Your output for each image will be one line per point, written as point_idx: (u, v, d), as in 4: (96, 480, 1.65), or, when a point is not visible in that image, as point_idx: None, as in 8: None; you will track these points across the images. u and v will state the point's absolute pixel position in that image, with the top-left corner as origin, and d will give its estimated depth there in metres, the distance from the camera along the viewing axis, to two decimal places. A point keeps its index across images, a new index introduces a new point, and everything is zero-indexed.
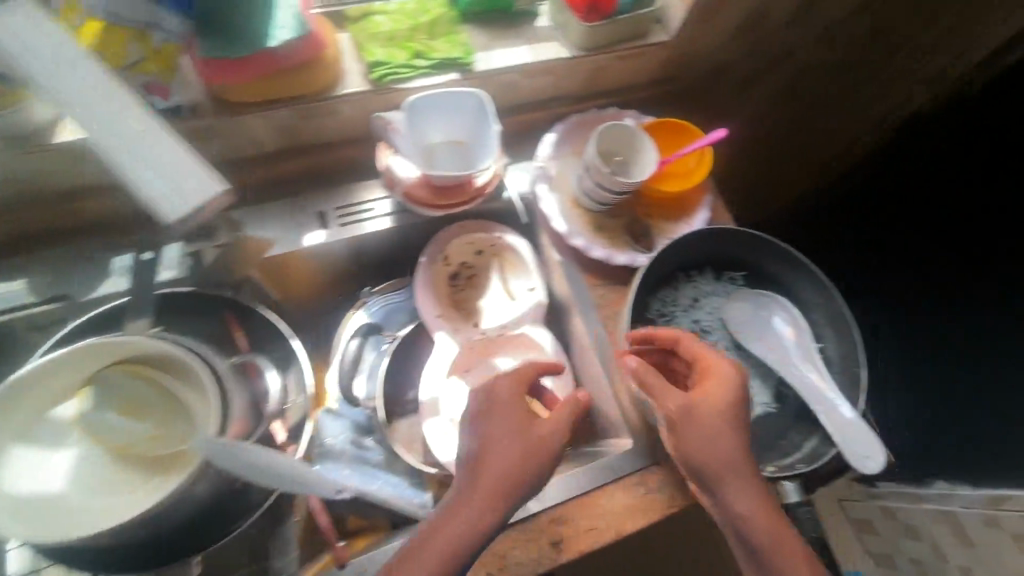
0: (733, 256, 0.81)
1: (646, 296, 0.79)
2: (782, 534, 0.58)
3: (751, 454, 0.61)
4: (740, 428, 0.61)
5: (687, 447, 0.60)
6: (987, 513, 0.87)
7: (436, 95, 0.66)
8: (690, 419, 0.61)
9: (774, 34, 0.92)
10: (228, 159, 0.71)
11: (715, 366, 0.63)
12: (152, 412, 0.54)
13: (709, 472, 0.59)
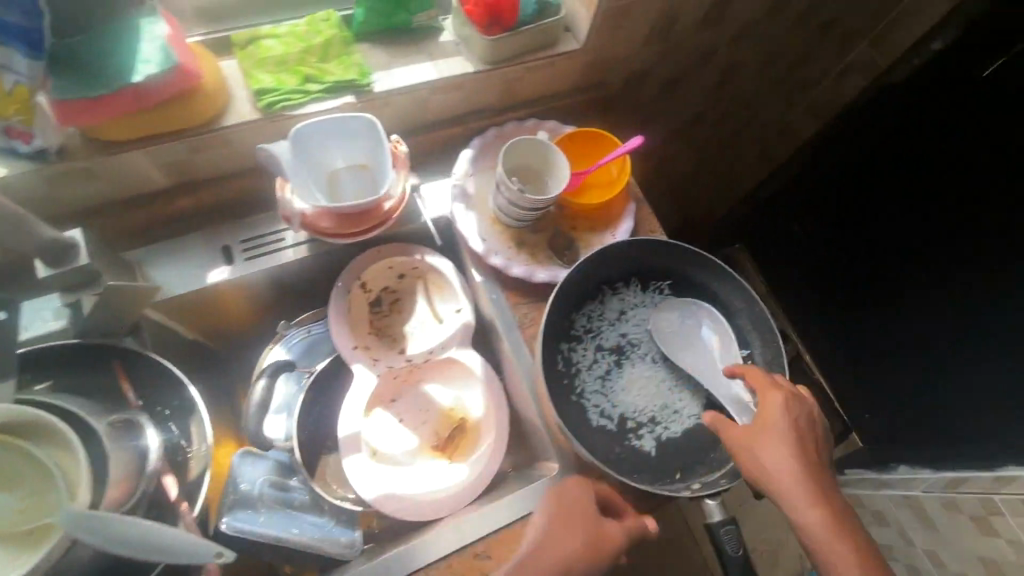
0: (657, 265, 0.79)
1: (571, 312, 0.76)
2: (840, 541, 0.62)
3: (811, 468, 0.65)
4: (807, 454, 0.65)
5: (749, 466, 0.65)
6: (946, 496, 0.90)
7: (324, 121, 0.64)
8: (763, 455, 0.65)
9: (690, 37, 0.91)
10: (117, 199, 0.67)
11: (768, 398, 0.67)
12: (22, 481, 0.49)
13: (791, 502, 0.63)
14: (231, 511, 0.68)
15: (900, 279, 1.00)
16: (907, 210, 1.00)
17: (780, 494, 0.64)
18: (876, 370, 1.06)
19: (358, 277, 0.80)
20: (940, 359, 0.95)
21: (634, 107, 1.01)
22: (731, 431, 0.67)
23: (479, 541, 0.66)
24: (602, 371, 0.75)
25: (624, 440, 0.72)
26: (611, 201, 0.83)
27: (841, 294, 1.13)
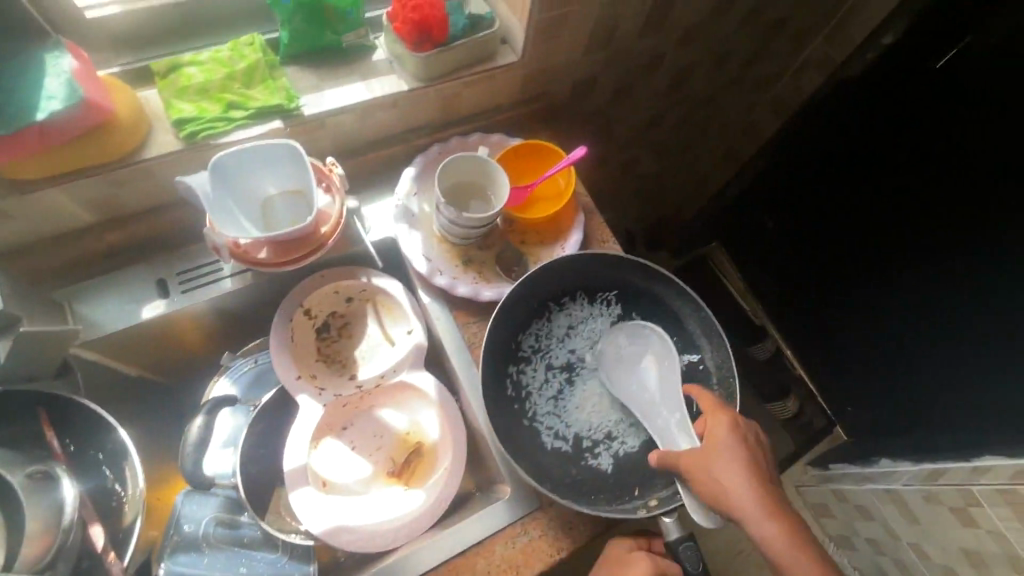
0: (603, 277, 0.78)
1: (517, 333, 0.75)
2: (804, 556, 0.59)
3: (765, 484, 0.62)
4: (761, 472, 0.63)
5: (706, 490, 0.62)
6: (926, 489, 0.84)
7: (240, 151, 0.61)
8: (718, 478, 0.63)
9: (632, 44, 0.90)
10: (40, 237, 0.65)
11: (715, 421, 0.66)
12: None
13: (752, 523, 0.60)
14: (172, 555, 0.67)
15: (873, 274, 1.01)
16: (871, 204, 0.99)
17: (739, 516, 0.61)
18: (864, 364, 1.06)
19: (300, 304, 0.78)
20: (920, 355, 0.95)
21: (585, 115, 1.01)
22: (684, 458, 0.65)
23: (432, 569, 0.65)
24: (552, 392, 0.74)
25: (581, 459, 0.71)
26: (560, 212, 0.82)
27: (822, 291, 1.12)
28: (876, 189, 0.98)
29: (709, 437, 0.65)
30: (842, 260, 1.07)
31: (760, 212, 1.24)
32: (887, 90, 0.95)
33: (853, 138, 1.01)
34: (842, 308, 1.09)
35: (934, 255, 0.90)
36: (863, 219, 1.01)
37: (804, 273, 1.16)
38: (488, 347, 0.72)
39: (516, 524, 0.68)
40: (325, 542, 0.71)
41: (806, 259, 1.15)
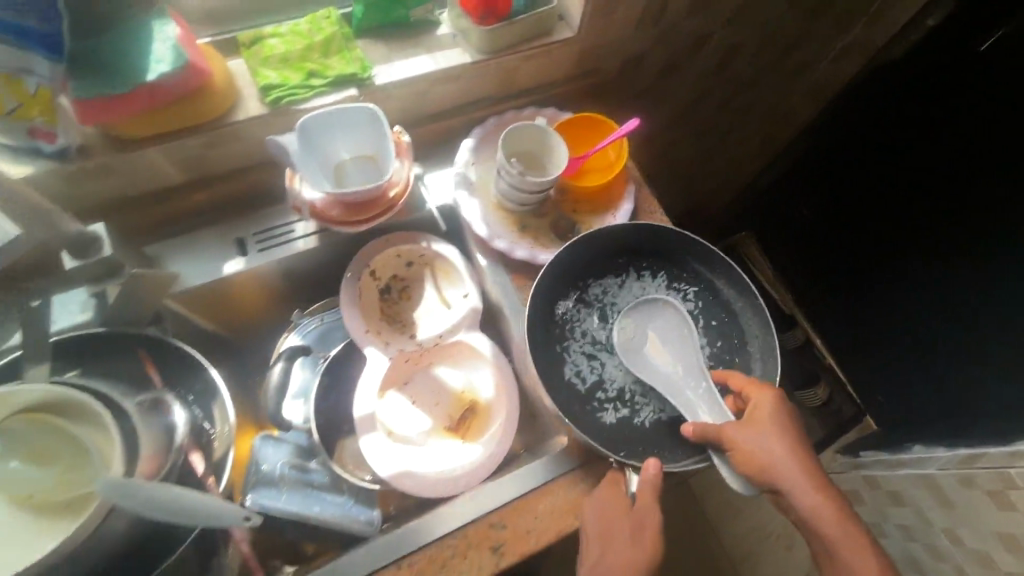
0: (683, 264, 0.81)
1: (579, 278, 0.80)
2: (839, 519, 0.66)
3: (805, 455, 0.68)
4: (801, 444, 0.69)
5: (757, 469, 0.66)
6: (962, 473, 0.83)
7: (326, 113, 0.66)
8: (765, 451, 0.67)
9: (680, 24, 0.93)
10: (135, 194, 0.70)
11: (759, 398, 0.70)
12: (60, 459, 0.53)
13: (797, 493, 0.66)
14: (255, 489, 0.72)
15: (898, 260, 1.04)
16: (899, 195, 1.02)
17: (785, 486, 0.66)
18: (888, 346, 1.10)
19: (366, 265, 0.82)
20: (940, 338, 0.98)
21: (631, 93, 1.04)
22: (727, 431, 0.68)
23: (493, 511, 0.68)
24: (590, 341, 0.78)
25: (588, 408, 0.74)
26: (611, 183, 0.85)
27: (846, 273, 1.17)
28: (907, 180, 1.01)
29: (753, 413, 0.69)
30: (871, 246, 1.10)
31: (792, 193, 1.26)
32: (924, 67, 0.96)
33: (892, 126, 1.02)
34: (868, 292, 1.13)
35: (947, 253, 0.95)
36: (891, 208, 1.04)
37: (829, 254, 1.20)
38: (540, 296, 0.77)
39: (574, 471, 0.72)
40: (390, 486, 0.75)
41: (834, 242, 1.18)
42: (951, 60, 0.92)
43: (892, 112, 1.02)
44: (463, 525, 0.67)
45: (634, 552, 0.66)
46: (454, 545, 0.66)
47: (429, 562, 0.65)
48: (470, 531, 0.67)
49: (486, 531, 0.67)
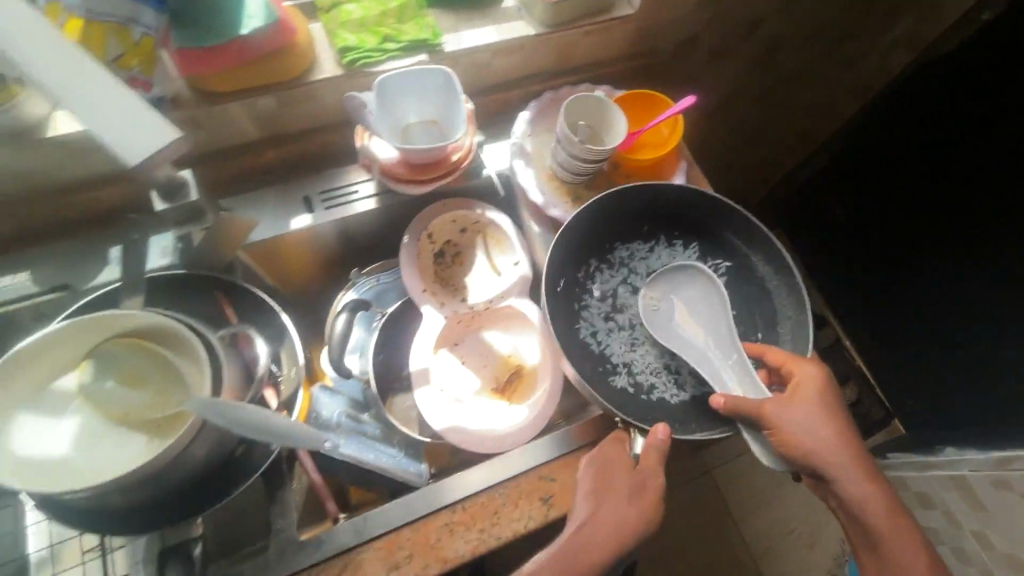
0: (717, 241, 0.82)
1: (608, 241, 0.82)
2: (878, 497, 0.66)
3: (847, 433, 0.67)
4: (843, 421, 0.67)
5: (799, 448, 0.65)
6: (997, 475, 0.83)
7: (403, 73, 0.69)
8: (807, 429, 0.65)
9: (736, 7, 0.95)
10: (215, 148, 0.74)
11: (801, 374, 0.68)
12: (150, 381, 0.56)
13: (838, 472, 0.65)
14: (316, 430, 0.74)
15: (941, 259, 1.00)
16: (944, 192, 0.97)
17: (825, 462, 0.65)
18: (929, 343, 1.07)
19: (424, 228, 0.85)
20: (971, 332, 0.97)
21: (681, 77, 1.05)
22: (765, 408, 0.66)
23: (543, 464, 0.70)
24: (611, 309, 0.79)
25: (602, 369, 0.75)
26: (663, 159, 0.87)
27: (887, 267, 1.13)
28: (948, 177, 0.96)
29: (795, 389, 0.67)
30: (910, 243, 1.06)
31: (829, 187, 1.22)
32: (977, 62, 0.88)
33: (938, 117, 0.95)
34: (909, 289, 1.09)
35: (996, 253, 0.91)
36: (934, 205, 0.99)
37: (870, 249, 1.16)
38: (563, 252, 0.79)
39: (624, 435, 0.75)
40: (441, 439, 0.78)
41: (875, 237, 1.14)
42: (1002, 58, 0.85)
43: (943, 106, 0.94)
44: (517, 474, 0.69)
45: (630, 511, 0.63)
46: (504, 494, 0.68)
47: (479, 509, 0.67)
48: (522, 481, 0.69)
49: (537, 483, 0.69)
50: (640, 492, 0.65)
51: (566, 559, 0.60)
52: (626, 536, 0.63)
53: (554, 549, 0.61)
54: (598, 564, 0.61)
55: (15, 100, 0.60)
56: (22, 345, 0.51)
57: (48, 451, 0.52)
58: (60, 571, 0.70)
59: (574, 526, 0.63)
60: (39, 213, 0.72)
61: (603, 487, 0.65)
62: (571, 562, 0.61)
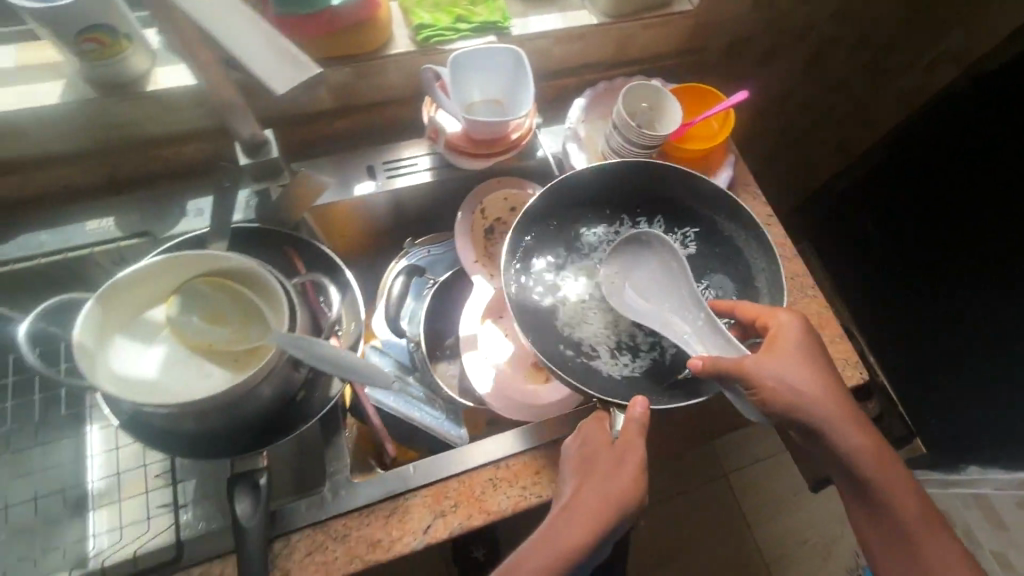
0: (679, 206, 0.81)
1: (580, 220, 0.80)
2: (882, 453, 0.64)
3: (837, 385, 0.64)
4: (826, 367, 0.65)
5: (788, 405, 0.61)
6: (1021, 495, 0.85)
7: (478, 50, 0.74)
8: (794, 383, 0.62)
9: (789, 11, 0.98)
10: (291, 113, 0.79)
11: (778, 325, 0.66)
12: (230, 319, 0.60)
13: (835, 429, 0.63)
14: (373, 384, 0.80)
15: (981, 266, 0.99)
16: (987, 200, 0.95)
17: (816, 414, 0.62)
18: (961, 352, 1.05)
19: (479, 203, 0.88)
20: (1001, 344, 0.97)
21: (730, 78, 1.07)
22: (747, 362, 0.62)
23: None
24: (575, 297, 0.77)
25: (583, 357, 0.74)
26: (711, 151, 0.90)
27: (919, 273, 1.12)
28: (993, 183, 0.94)
29: (774, 340, 0.65)
30: (946, 249, 1.04)
31: (863, 199, 1.21)
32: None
33: (982, 126, 0.95)
34: (943, 297, 1.07)
35: None
36: (976, 212, 0.98)
37: (902, 254, 1.14)
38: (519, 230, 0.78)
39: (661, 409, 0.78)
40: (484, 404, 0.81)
41: (908, 241, 1.12)
42: None
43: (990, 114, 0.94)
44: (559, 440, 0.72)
45: (615, 485, 0.60)
46: (546, 458, 0.71)
47: (521, 470, 0.70)
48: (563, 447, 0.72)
49: None
50: (621, 470, 0.61)
51: (551, 536, 0.57)
52: (611, 514, 0.59)
53: (541, 526, 0.59)
54: (584, 546, 0.57)
55: (122, 53, 0.65)
56: (124, 275, 0.56)
57: (139, 374, 0.57)
58: (125, 499, 0.74)
59: (556, 508, 0.60)
60: (125, 164, 0.77)
61: (585, 467, 0.63)
62: (553, 541, 0.57)
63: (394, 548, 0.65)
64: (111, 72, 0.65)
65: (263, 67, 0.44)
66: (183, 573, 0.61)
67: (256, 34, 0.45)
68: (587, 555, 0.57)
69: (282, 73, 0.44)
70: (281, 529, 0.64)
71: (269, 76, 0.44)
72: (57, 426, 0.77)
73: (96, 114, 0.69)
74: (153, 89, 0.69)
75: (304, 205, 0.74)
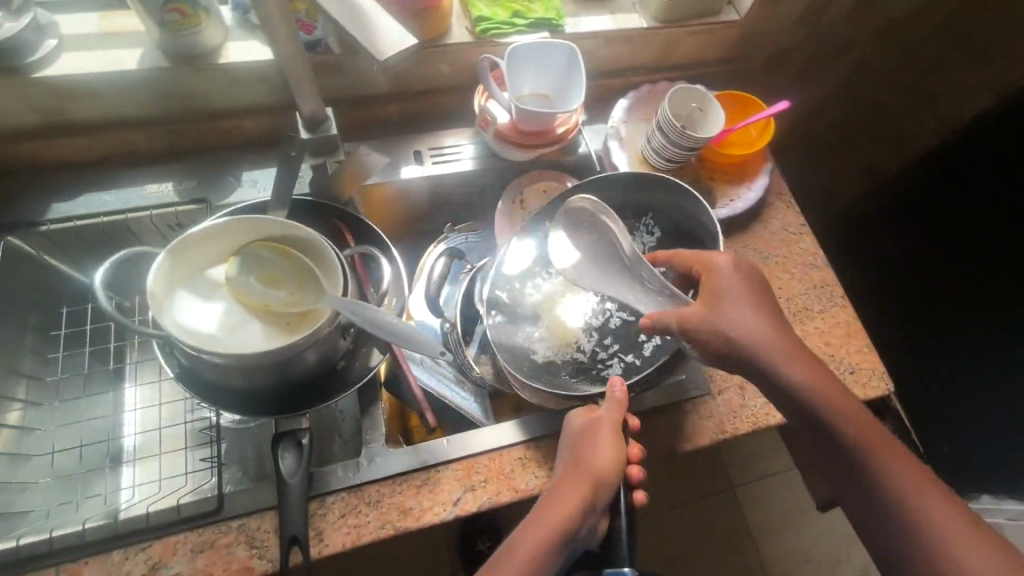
0: (636, 205, 0.83)
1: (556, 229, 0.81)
2: (833, 388, 0.61)
3: (779, 325, 0.63)
4: (774, 315, 0.64)
5: (726, 346, 0.62)
6: None
7: (536, 45, 0.77)
8: (731, 323, 0.62)
9: (832, 27, 1.00)
10: (349, 94, 0.83)
11: (712, 270, 0.66)
12: (287, 283, 0.62)
13: (776, 366, 0.61)
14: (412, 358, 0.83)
15: (985, 277, 1.01)
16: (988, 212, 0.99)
17: (764, 363, 0.62)
18: (962, 363, 1.07)
19: (519, 193, 0.90)
20: (998, 346, 1.00)
21: (769, 91, 1.09)
22: (687, 316, 0.63)
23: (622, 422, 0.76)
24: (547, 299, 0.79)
25: (597, 368, 0.76)
26: (749, 158, 0.92)
27: (927, 288, 1.12)
28: (989, 191, 0.98)
29: (713, 291, 0.64)
30: (952, 261, 1.07)
31: (870, 220, 1.24)
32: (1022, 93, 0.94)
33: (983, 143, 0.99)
34: (950, 311, 1.08)
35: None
36: (976, 227, 1.02)
37: (911, 272, 1.16)
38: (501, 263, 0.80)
39: (689, 402, 0.77)
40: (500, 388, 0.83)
41: (915, 255, 1.14)
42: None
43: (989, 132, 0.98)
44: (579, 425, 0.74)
45: (597, 462, 0.62)
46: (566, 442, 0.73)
47: (548, 453, 0.72)
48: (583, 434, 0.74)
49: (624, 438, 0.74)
50: (597, 452, 0.62)
51: (538, 519, 0.59)
52: (591, 492, 0.60)
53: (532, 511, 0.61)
54: (570, 525, 0.58)
55: (200, 25, 0.68)
56: (192, 232, 0.60)
57: (199, 327, 0.60)
58: (164, 452, 0.77)
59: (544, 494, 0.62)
60: (186, 132, 0.80)
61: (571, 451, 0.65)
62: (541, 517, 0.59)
63: (425, 517, 0.67)
64: (187, 41, 0.69)
65: (370, 38, 0.51)
66: (223, 523, 0.64)
67: (361, 11, 0.52)
68: (577, 533, 0.59)
69: (391, 42, 0.51)
70: (317, 491, 0.66)
71: (377, 45, 0.51)
72: (102, 378, 0.80)
73: (168, 82, 0.73)
74: (224, 62, 0.72)
75: (353, 185, 0.76)
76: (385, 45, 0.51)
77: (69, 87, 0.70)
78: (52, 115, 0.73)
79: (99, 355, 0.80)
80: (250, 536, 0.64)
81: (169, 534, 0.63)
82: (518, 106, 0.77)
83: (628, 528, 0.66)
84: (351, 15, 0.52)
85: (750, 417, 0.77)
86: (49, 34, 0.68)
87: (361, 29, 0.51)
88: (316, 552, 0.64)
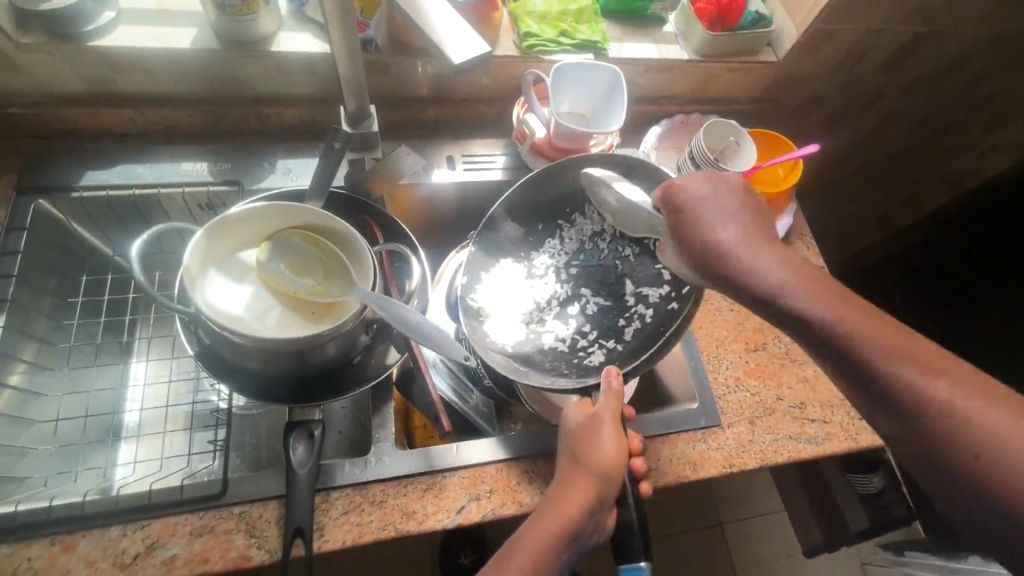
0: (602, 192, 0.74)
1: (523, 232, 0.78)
2: (853, 314, 0.49)
3: (767, 245, 0.56)
4: (750, 226, 0.57)
5: (720, 267, 0.55)
6: None
7: (582, 65, 0.79)
8: (715, 240, 0.56)
9: (864, 80, 1.02)
10: (394, 92, 0.84)
11: (672, 190, 0.60)
12: (315, 273, 0.63)
13: (771, 276, 0.53)
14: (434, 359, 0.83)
15: None
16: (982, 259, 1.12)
17: (733, 278, 0.54)
18: None
19: None
20: None
21: (797, 134, 1.11)
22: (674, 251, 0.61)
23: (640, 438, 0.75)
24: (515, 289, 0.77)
25: (574, 357, 0.72)
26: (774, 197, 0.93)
27: None
28: None
29: (677, 210, 0.58)
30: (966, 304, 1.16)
31: None
32: None
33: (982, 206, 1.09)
34: None
35: None
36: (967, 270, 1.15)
37: None
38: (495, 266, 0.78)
39: (697, 432, 0.77)
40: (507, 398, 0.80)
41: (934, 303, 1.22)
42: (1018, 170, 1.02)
43: None
44: None
45: (601, 459, 0.58)
46: None
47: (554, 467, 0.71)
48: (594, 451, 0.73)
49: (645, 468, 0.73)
50: (602, 452, 0.58)
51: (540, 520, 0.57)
52: (593, 495, 0.57)
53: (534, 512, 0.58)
54: (573, 527, 0.56)
55: (257, 13, 0.69)
56: (232, 212, 0.60)
57: (229, 309, 0.61)
58: (168, 431, 0.76)
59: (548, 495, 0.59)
60: (228, 114, 0.81)
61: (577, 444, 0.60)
62: (541, 517, 0.57)
63: (427, 522, 0.66)
64: (242, 26, 0.70)
65: (444, 44, 0.53)
66: (224, 509, 0.63)
67: (434, 21, 0.54)
68: (581, 535, 0.57)
69: (467, 50, 0.52)
70: (323, 485, 0.65)
71: (451, 52, 0.53)
72: (114, 350, 0.79)
73: (216, 64, 0.74)
74: (274, 50, 0.73)
75: (386, 183, 0.75)
76: (456, 55, 0.52)
77: (120, 59, 0.70)
78: (101, 86, 0.74)
79: (114, 326, 0.80)
80: (251, 524, 0.63)
81: (170, 515, 0.62)
82: (558, 121, 0.78)
83: (639, 521, 0.63)
84: (425, 18, 0.54)
85: (758, 452, 0.76)
86: (108, 6, 0.69)
87: (438, 37, 0.53)
88: (316, 547, 0.63)
